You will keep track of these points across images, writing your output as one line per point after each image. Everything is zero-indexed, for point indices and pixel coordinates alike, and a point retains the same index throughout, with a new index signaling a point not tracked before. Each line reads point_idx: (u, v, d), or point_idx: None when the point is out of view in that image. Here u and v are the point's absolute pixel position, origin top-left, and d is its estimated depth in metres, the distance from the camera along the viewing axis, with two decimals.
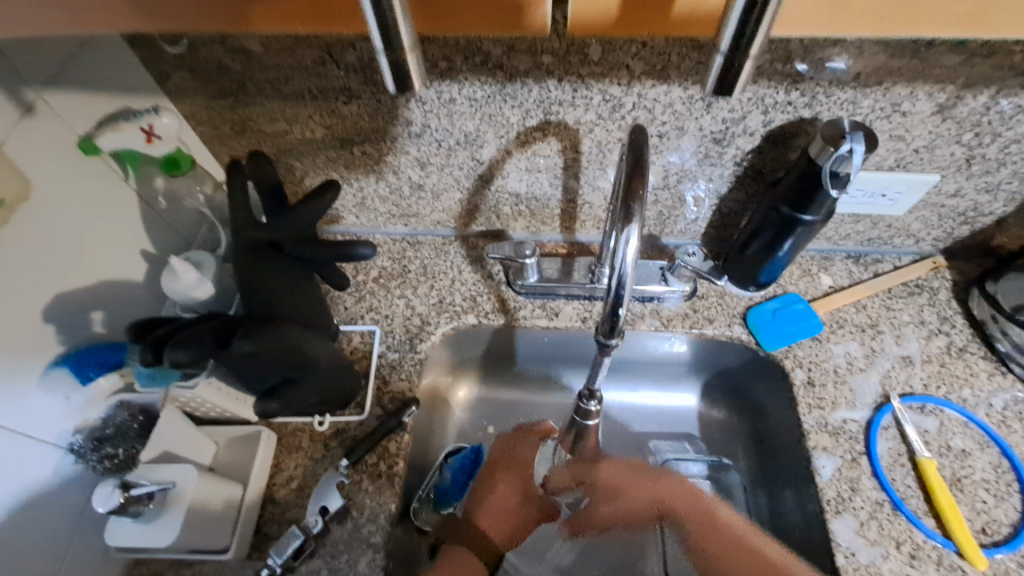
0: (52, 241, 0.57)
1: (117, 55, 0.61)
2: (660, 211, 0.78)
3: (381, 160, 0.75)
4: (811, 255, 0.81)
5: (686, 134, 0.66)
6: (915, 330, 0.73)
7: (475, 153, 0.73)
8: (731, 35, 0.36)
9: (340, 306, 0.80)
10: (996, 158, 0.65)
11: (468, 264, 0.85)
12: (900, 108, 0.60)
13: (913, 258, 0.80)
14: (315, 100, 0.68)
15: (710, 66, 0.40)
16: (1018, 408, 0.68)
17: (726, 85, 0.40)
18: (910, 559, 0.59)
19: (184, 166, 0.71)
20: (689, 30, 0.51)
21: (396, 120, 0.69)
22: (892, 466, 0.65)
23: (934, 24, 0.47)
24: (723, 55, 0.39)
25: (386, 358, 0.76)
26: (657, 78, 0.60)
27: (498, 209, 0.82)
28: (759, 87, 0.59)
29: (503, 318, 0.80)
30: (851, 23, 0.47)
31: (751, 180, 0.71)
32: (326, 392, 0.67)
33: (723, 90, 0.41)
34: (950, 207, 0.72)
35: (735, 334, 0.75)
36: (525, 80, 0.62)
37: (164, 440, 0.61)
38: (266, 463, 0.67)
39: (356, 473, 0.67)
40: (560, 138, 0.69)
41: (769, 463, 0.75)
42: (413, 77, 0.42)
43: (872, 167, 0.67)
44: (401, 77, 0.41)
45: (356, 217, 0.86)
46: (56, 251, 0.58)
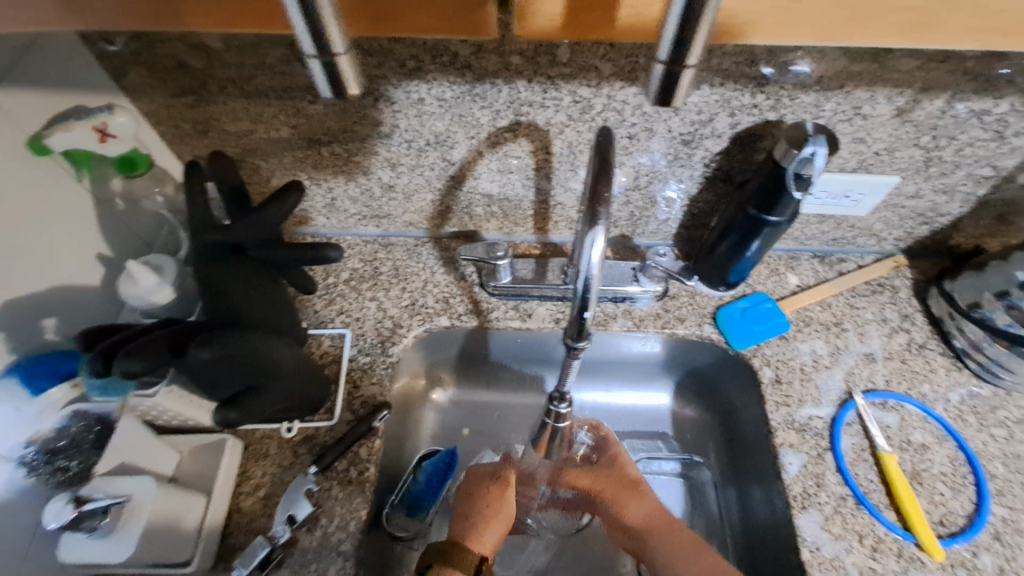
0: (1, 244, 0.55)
1: (67, 49, 0.58)
2: (632, 212, 0.78)
3: (350, 160, 0.73)
4: (779, 255, 0.82)
5: (656, 136, 0.67)
6: (877, 327, 0.75)
7: (446, 154, 0.72)
8: (667, 45, 0.38)
9: (309, 309, 0.79)
10: (952, 160, 0.67)
11: (441, 265, 0.84)
12: (861, 112, 0.61)
13: (875, 257, 0.82)
14: (280, 98, 0.66)
15: (654, 77, 0.41)
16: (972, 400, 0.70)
17: (667, 93, 0.41)
18: (873, 551, 0.61)
19: (142, 166, 0.68)
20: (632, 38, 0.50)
21: (363, 121, 0.68)
22: (855, 460, 0.66)
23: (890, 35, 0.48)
24: (664, 65, 0.39)
25: (356, 362, 0.75)
26: (626, 80, 0.60)
27: (471, 210, 0.81)
28: (725, 90, 0.60)
29: (476, 319, 0.79)
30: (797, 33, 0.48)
31: (720, 181, 0.72)
32: (294, 400, 0.65)
33: (665, 99, 0.42)
34: (910, 208, 0.74)
35: (706, 333, 0.76)
36: (494, 80, 0.61)
37: (122, 449, 0.58)
38: (231, 470, 0.65)
39: (325, 479, 0.66)
40: (531, 139, 0.68)
41: (739, 459, 0.77)
42: (347, 82, 0.42)
43: (835, 170, 0.69)
44: (334, 81, 0.41)
45: (326, 218, 0.84)
46: (5, 255, 0.55)
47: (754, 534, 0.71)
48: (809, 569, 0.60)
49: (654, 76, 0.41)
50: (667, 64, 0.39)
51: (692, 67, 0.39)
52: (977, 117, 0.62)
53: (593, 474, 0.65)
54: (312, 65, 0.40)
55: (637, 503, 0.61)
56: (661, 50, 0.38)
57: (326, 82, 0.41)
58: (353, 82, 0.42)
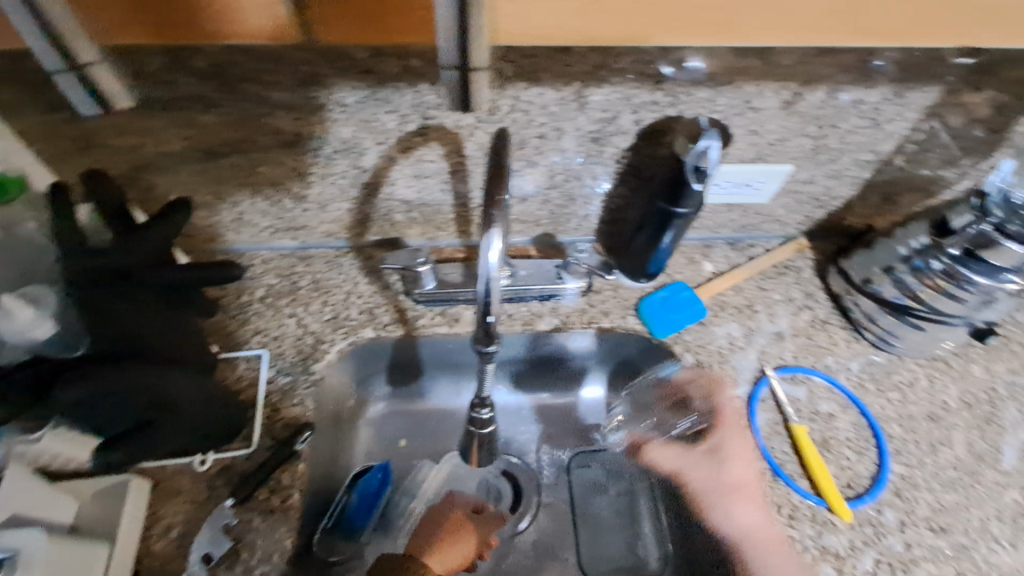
0: None
1: None
2: (552, 210, 0.79)
3: (254, 172, 0.70)
4: (694, 244, 0.86)
5: (565, 135, 0.67)
6: (785, 307, 0.80)
7: (356, 161, 0.69)
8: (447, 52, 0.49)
9: (221, 331, 0.74)
10: (838, 148, 0.72)
11: (363, 275, 0.81)
12: (752, 106, 0.65)
13: (781, 241, 0.87)
14: (167, 109, 0.61)
15: (451, 82, 0.52)
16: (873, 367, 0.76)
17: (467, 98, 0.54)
18: (789, 519, 0.64)
19: (13, 189, 0.61)
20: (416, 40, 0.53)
21: (262, 130, 0.64)
22: (771, 435, 0.70)
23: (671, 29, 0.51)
24: (454, 70, 0.50)
25: (276, 383, 0.71)
26: (529, 80, 0.60)
27: (390, 217, 0.79)
28: (625, 88, 0.62)
29: (402, 328, 0.77)
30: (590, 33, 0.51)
31: (631, 177, 0.74)
32: (200, 429, 0.62)
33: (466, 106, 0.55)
34: (806, 193, 0.79)
35: (629, 325, 0.79)
36: (396, 84, 0.60)
37: (10, 501, 0.52)
38: (139, 512, 0.61)
39: (246, 511, 0.62)
40: (442, 142, 0.68)
41: (668, 444, 0.79)
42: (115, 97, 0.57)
43: (735, 160, 0.72)
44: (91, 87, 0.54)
45: (235, 234, 0.79)
46: None
47: (686, 515, 0.73)
48: None
49: (452, 81, 0.52)
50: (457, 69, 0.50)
51: (483, 70, 0.50)
52: (854, 107, 0.66)
53: (677, 457, 0.75)
54: (63, 77, 0.51)
55: (747, 508, 0.66)
56: (445, 59, 0.50)
57: (78, 89, 0.54)
58: (110, 94, 0.56)
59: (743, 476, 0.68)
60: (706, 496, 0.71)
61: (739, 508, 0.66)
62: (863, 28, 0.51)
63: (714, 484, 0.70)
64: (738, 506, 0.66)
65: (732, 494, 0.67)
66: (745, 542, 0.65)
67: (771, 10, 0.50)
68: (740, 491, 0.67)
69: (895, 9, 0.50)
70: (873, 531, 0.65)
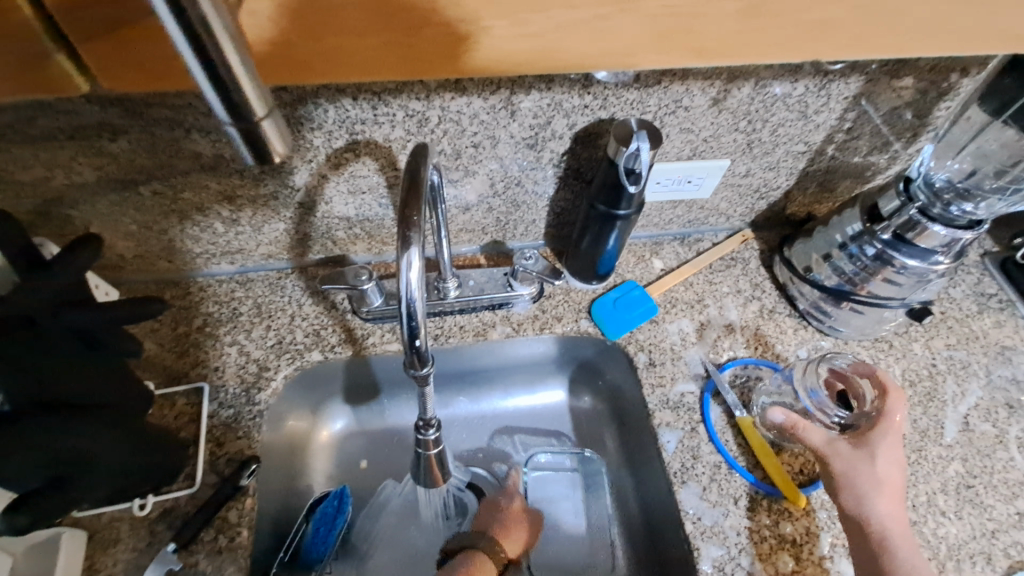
0: None
1: None
2: (497, 217, 0.78)
3: (178, 198, 0.66)
4: (643, 242, 0.86)
5: (500, 142, 0.66)
6: (734, 299, 0.81)
7: (286, 181, 0.67)
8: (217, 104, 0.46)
9: (158, 366, 0.71)
10: (771, 140, 0.73)
11: (308, 296, 0.79)
12: (682, 104, 0.65)
13: (727, 233, 0.88)
14: (72, 138, 0.57)
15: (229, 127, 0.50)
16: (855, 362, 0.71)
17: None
18: (747, 511, 0.65)
19: None
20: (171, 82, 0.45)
21: (179, 154, 0.61)
22: (725, 428, 0.71)
23: (514, 64, 0.48)
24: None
25: (219, 416, 0.68)
26: (454, 90, 0.59)
27: (331, 234, 0.77)
28: (554, 94, 0.61)
29: (351, 348, 0.75)
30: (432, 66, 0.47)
31: (573, 179, 0.74)
32: (121, 478, 0.57)
33: None
34: (746, 185, 0.80)
35: (582, 328, 0.78)
36: (316, 100, 0.58)
37: None
38: (73, 568, 0.57)
39: (191, 554, 0.59)
40: (374, 157, 0.66)
41: (629, 443, 0.79)
42: None
43: (673, 158, 0.73)
44: None
45: (167, 262, 0.76)
46: None
47: (650, 514, 0.73)
48: (694, 541, 0.63)
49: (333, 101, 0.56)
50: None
51: (261, 110, 0.49)
52: (781, 101, 0.68)
53: (843, 456, 0.62)
54: None
55: (887, 497, 0.60)
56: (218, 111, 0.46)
57: None
58: None
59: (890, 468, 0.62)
60: (845, 477, 0.62)
61: (868, 495, 0.60)
62: (691, 48, 0.48)
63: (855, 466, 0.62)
64: (874, 497, 0.60)
65: (867, 483, 0.61)
66: (883, 527, 0.60)
67: (587, 37, 0.46)
68: (885, 487, 0.61)
69: (726, 31, 0.47)
70: (827, 515, 0.66)
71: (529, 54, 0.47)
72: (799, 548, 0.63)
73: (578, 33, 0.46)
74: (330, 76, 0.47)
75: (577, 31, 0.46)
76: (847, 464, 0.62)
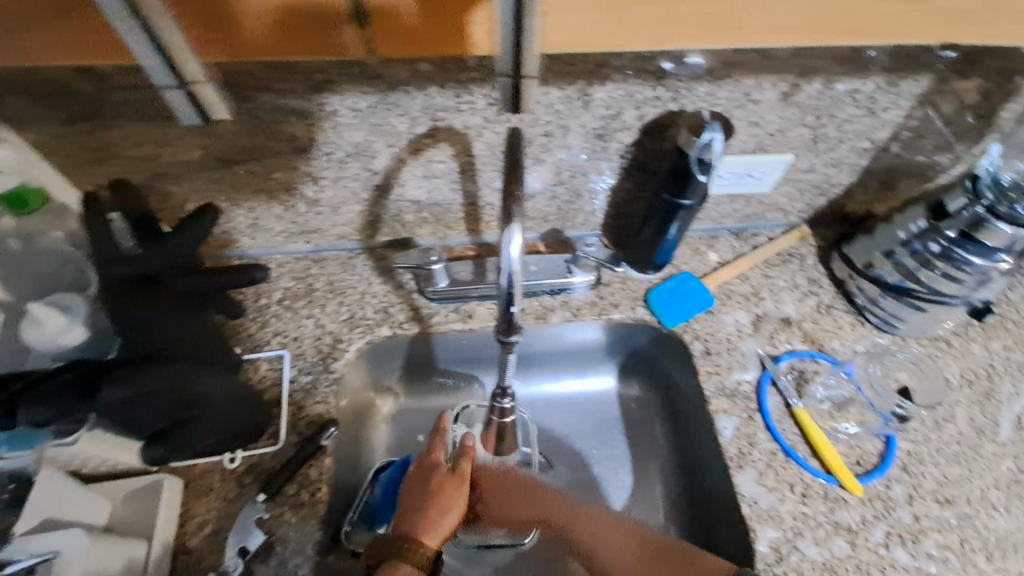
0: None
1: None
2: (559, 206, 0.81)
3: (269, 178, 0.72)
4: (699, 235, 0.88)
5: (571, 132, 0.69)
6: (791, 293, 0.82)
7: (368, 164, 0.71)
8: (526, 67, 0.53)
9: (242, 334, 0.76)
10: (836, 136, 0.74)
11: (377, 275, 0.83)
12: (751, 98, 0.67)
13: (784, 229, 0.89)
14: (185, 120, 0.63)
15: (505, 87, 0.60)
16: (912, 357, 0.76)
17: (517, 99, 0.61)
18: (803, 498, 0.66)
19: (35, 204, 0.63)
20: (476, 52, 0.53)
21: (277, 136, 0.66)
22: (781, 417, 0.72)
23: (690, 38, 0.50)
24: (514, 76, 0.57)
25: (298, 382, 0.73)
26: (535, 80, 0.62)
27: (401, 217, 0.81)
28: (628, 85, 0.64)
29: (417, 326, 0.79)
30: (626, 37, 0.50)
31: (636, 170, 0.76)
32: (226, 431, 0.63)
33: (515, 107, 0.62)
34: (807, 181, 0.81)
35: (639, 315, 0.80)
36: (406, 88, 0.62)
37: (45, 504, 0.53)
38: (172, 511, 0.62)
39: (276, 506, 0.64)
40: (451, 143, 0.70)
41: (680, 430, 0.81)
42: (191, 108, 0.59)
43: (737, 152, 0.74)
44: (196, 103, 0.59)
45: (250, 238, 0.81)
46: None
47: (701, 498, 0.75)
48: (751, 523, 0.65)
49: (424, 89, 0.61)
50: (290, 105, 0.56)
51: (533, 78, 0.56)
52: (851, 96, 0.68)
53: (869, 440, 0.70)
54: (173, 94, 0.56)
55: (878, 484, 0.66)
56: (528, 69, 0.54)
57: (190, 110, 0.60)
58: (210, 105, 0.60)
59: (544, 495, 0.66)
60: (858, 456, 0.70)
61: (616, 546, 0.61)
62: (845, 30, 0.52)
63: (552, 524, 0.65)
64: (621, 546, 0.61)
65: (597, 536, 0.62)
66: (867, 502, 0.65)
67: (770, 14, 0.50)
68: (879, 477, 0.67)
69: (887, 11, 0.50)
70: (882, 505, 0.67)
71: (715, 27, 0.50)
72: (854, 534, 0.64)
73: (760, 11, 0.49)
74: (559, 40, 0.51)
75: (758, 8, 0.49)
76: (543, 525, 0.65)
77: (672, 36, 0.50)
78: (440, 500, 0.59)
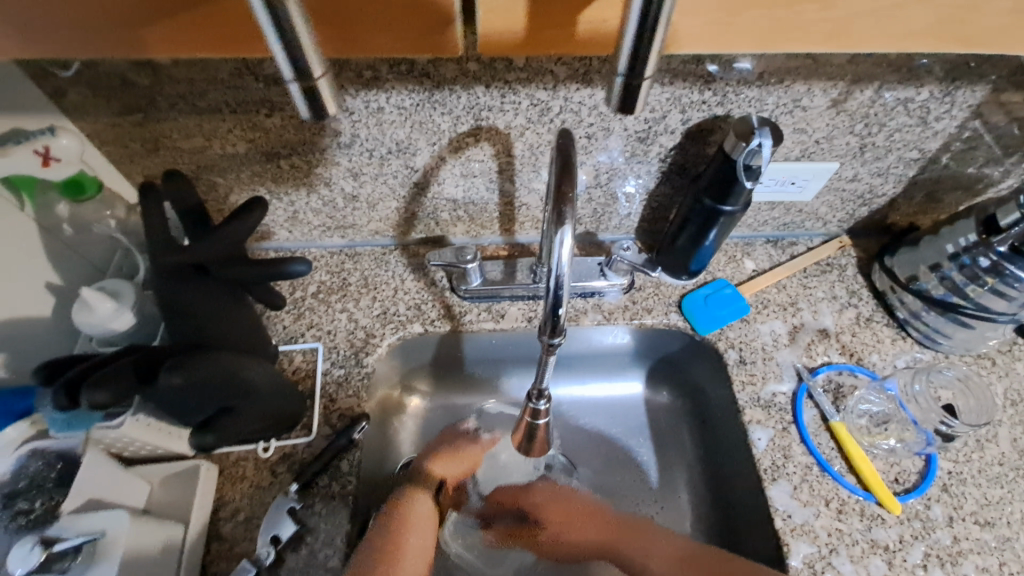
0: None
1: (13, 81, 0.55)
2: (595, 208, 0.81)
3: (311, 172, 0.72)
4: (735, 242, 0.87)
5: (613, 135, 0.69)
6: (829, 304, 0.80)
7: (408, 162, 0.72)
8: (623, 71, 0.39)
9: (278, 326, 0.77)
10: (884, 145, 0.72)
11: (410, 272, 0.84)
12: (800, 104, 0.66)
13: (823, 239, 0.87)
14: (236, 113, 0.64)
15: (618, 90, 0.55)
16: (959, 374, 0.71)
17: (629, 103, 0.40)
18: (838, 513, 0.65)
19: (91, 191, 0.64)
20: (590, 51, 0.51)
21: (323, 132, 0.67)
22: (817, 431, 0.71)
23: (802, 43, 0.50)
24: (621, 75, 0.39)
25: (331, 375, 0.74)
26: (581, 82, 0.62)
27: (437, 215, 0.81)
28: (675, 88, 0.63)
29: (449, 324, 0.79)
30: (739, 41, 0.50)
31: (676, 175, 0.75)
32: (269, 418, 0.63)
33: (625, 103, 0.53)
34: (850, 191, 0.79)
35: (672, 321, 0.79)
36: (452, 87, 0.62)
37: (89, 486, 0.54)
38: (207, 497, 0.63)
39: (308, 496, 0.65)
40: (492, 143, 0.70)
41: (710, 439, 0.80)
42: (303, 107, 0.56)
43: (781, 158, 0.73)
44: None
45: (288, 231, 0.82)
46: None
47: (730, 508, 0.74)
48: (784, 537, 0.64)
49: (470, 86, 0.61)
50: (300, 83, 0.37)
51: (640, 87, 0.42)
52: (902, 105, 0.67)
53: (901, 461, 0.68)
54: None
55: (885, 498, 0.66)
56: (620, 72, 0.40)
57: None
58: None
59: (592, 520, 0.65)
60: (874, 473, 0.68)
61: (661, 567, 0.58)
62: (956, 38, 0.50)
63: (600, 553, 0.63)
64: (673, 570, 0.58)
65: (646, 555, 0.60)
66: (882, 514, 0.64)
67: (883, 23, 0.49)
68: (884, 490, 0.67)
69: (1000, 22, 0.49)
70: (922, 525, 0.65)
71: (827, 35, 0.49)
72: (892, 554, 0.63)
73: (873, 18, 0.48)
74: (708, 45, 0.50)
75: (877, 17, 0.48)
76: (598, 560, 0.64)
77: (783, 42, 0.50)
78: (455, 459, 0.66)
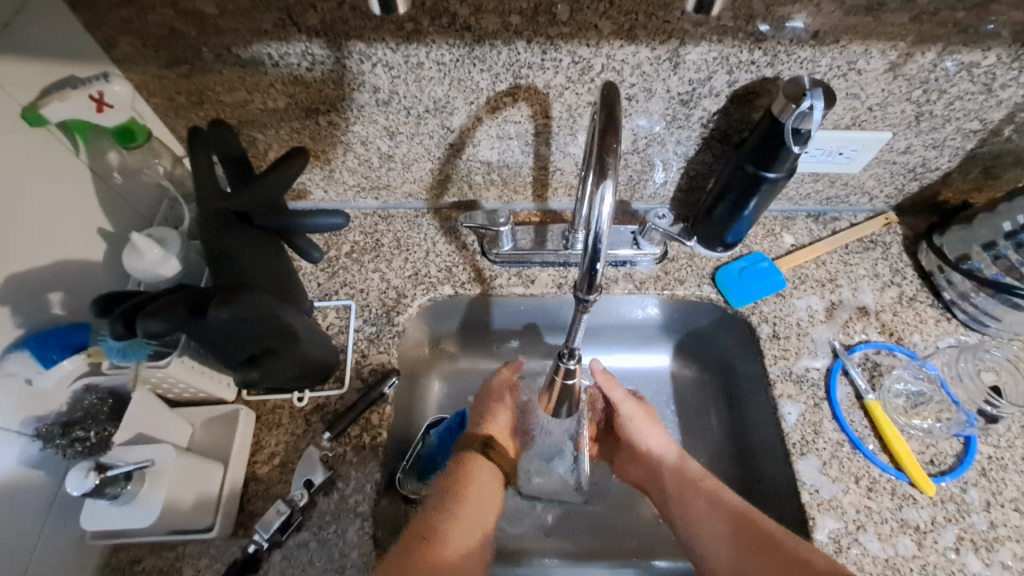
0: (17, 226, 0.54)
1: (66, 28, 0.57)
2: (631, 175, 0.79)
3: (348, 130, 0.73)
4: (774, 216, 0.84)
5: (654, 97, 0.67)
6: (870, 282, 0.78)
7: (445, 121, 0.72)
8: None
9: (313, 282, 0.79)
10: (942, 115, 0.69)
11: (442, 235, 0.84)
12: (856, 67, 0.63)
13: (867, 215, 0.84)
14: (278, 66, 0.64)
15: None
16: (1009, 354, 0.69)
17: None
18: (868, 491, 0.64)
19: (141, 138, 0.65)
20: None
21: (362, 87, 0.67)
22: (850, 409, 0.69)
23: None
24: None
25: (363, 331, 0.75)
26: (625, 38, 0.61)
27: (470, 178, 0.81)
28: (723, 47, 0.61)
29: (478, 287, 0.80)
30: None
31: (717, 142, 0.73)
32: (305, 365, 0.65)
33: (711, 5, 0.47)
34: (901, 163, 0.76)
35: (705, 293, 0.78)
36: (493, 42, 0.61)
37: (139, 420, 0.58)
38: (246, 440, 0.66)
39: (339, 445, 0.67)
40: (530, 103, 0.69)
41: (738, 413, 0.79)
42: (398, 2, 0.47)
43: (830, 126, 0.70)
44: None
45: (324, 191, 0.83)
46: (19, 235, 0.54)
47: (756, 484, 0.73)
48: (810, 511, 0.63)
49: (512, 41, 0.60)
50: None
51: None
52: (966, 70, 0.63)
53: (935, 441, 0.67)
54: None
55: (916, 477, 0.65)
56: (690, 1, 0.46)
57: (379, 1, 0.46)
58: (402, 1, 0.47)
59: (664, 452, 0.68)
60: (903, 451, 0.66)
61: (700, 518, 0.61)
62: None
63: (650, 476, 0.69)
64: (703, 517, 0.61)
65: (687, 500, 0.64)
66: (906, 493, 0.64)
67: None
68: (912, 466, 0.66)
69: None
70: (956, 508, 0.63)
71: None
72: (922, 534, 0.62)
73: None
74: None
75: None
76: (644, 480, 0.71)
77: None
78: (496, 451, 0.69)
